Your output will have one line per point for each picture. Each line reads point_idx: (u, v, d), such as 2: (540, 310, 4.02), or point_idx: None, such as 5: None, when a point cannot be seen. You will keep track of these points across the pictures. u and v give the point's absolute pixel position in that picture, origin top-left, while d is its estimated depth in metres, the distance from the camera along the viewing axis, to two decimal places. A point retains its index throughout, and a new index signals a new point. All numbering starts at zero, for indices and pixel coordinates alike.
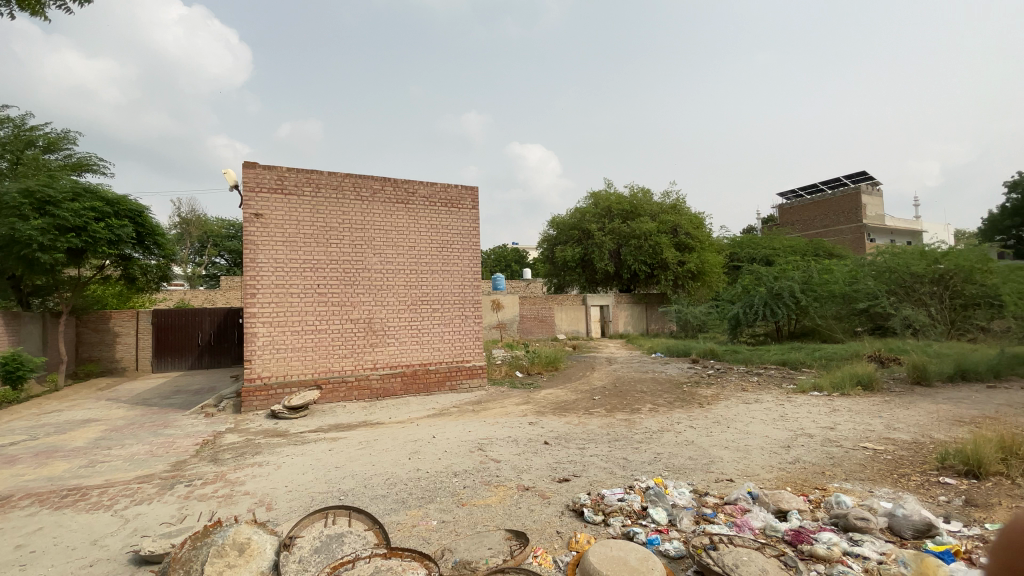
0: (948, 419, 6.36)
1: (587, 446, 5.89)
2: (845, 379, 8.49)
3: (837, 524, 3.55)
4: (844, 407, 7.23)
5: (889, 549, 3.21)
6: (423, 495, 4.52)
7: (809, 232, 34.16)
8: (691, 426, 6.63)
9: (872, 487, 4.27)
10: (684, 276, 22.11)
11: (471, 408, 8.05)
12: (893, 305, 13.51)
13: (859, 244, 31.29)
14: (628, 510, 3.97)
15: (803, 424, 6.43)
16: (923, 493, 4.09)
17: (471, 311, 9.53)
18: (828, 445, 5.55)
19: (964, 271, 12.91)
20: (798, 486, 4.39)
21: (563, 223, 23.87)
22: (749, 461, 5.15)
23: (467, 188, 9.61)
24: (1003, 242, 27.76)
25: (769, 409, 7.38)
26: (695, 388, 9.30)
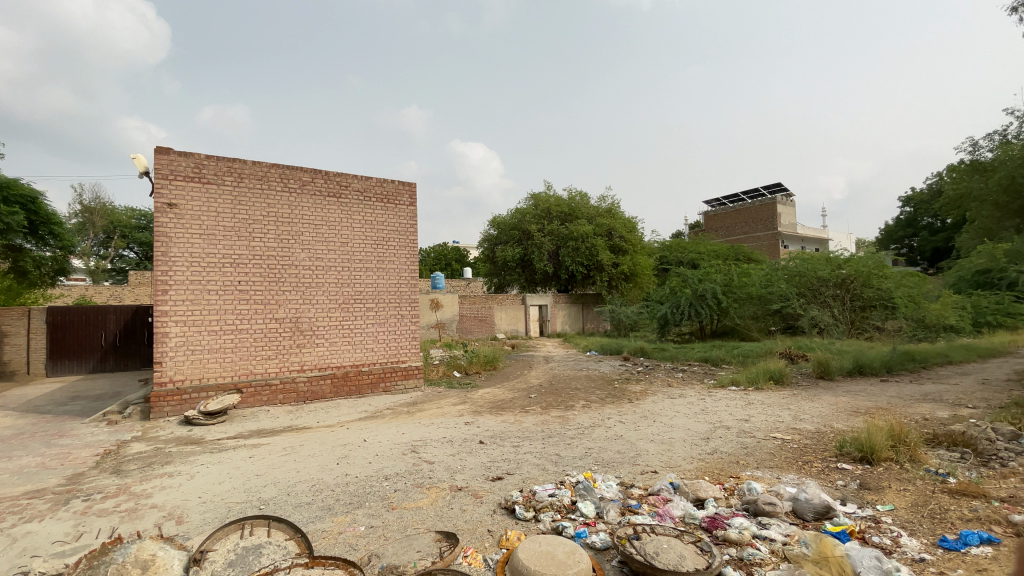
0: (846, 410, 7.03)
1: (521, 444, 5.95)
2: (759, 374, 9.16)
3: (748, 510, 3.81)
4: (758, 401, 7.80)
5: (792, 530, 3.48)
6: (351, 501, 4.36)
7: (732, 238, 36.55)
8: (621, 421, 6.88)
9: (780, 474, 4.62)
10: (617, 277, 22.96)
11: (406, 409, 7.88)
12: (802, 306, 14.75)
13: (774, 250, 33.89)
14: (558, 505, 4.05)
15: (722, 417, 6.86)
16: (824, 479, 4.49)
17: (407, 310, 9.33)
18: (743, 436, 5.95)
19: (862, 277, 14.30)
20: (715, 475, 4.67)
21: (503, 223, 23.99)
22: (673, 453, 5.41)
23: (405, 184, 9.40)
24: (898, 250, 31.12)
25: (692, 403, 7.82)
26: (625, 385, 9.67)
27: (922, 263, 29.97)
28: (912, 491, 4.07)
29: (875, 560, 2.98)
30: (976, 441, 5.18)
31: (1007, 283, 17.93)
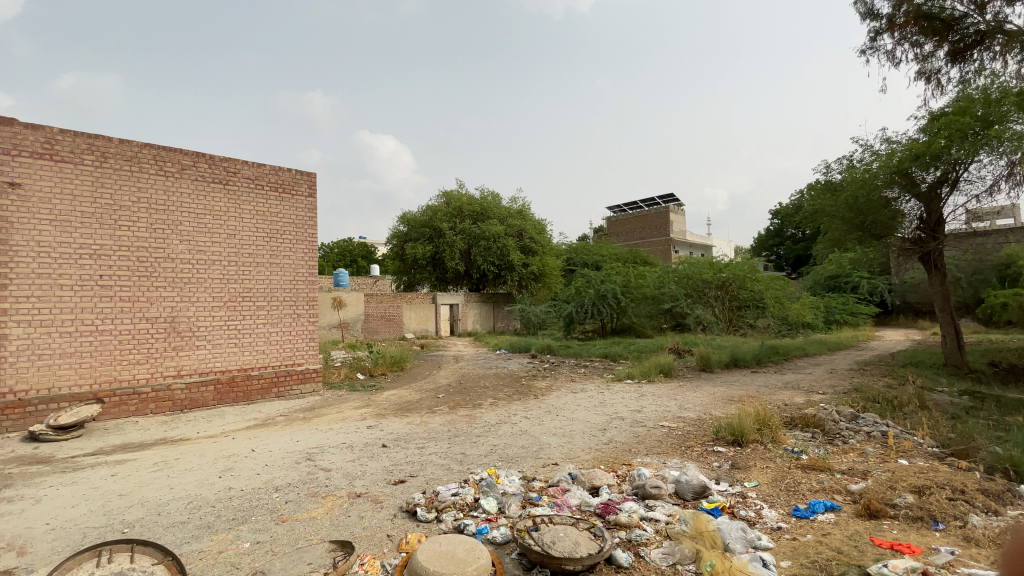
0: (723, 398, 7.83)
1: (426, 445, 5.86)
2: (652, 368, 9.91)
3: (637, 494, 4.11)
4: (649, 393, 8.43)
5: (674, 510, 3.81)
6: (235, 517, 4.00)
7: (631, 243, 39.07)
8: (525, 417, 7.05)
9: (666, 460, 5.02)
10: (527, 277, 23.49)
11: (301, 415, 7.41)
12: (689, 306, 16.21)
13: (667, 254, 36.83)
14: (461, 503, 4.05)
15: (618, 409, 7.31)
16: (703, 461, 4.96)
17: (305, 309, 8.77)
18: (636, 426, 6.38)
19: (738, 280, 16.05)
20: (610, 464, 4.97)
21: (413, 220, 23.44)
22: (572, 445, 5.65)
23: (303, 173, 8.83)
24: (768, 257, 35.29)
25: (592, 397, 8.25)
26: (531, 381, 9.94)
27: (786, 269, 34.26)
28: (773, 468, 4.64)
29: (741, 531, 3.35)
30: (823, 422, 6.04)
31: (850, 286, 21.11)
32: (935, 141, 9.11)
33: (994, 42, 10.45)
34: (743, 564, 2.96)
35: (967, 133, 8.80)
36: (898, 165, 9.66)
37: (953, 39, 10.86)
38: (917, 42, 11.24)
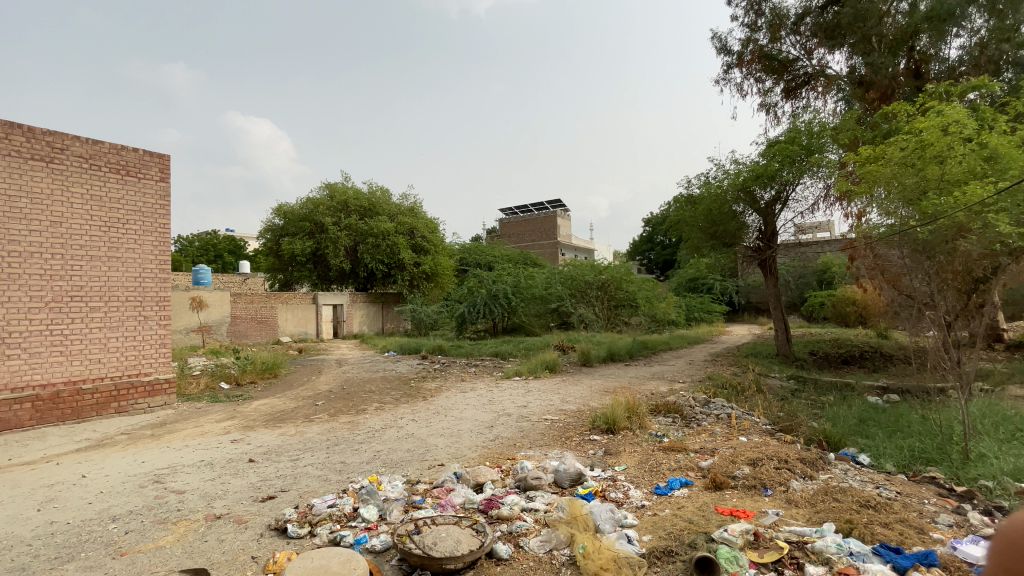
0: (600, 390, 8.42)
1: (301, 456, 5.46)
2: (538, 364, 10.34)
3: (519, 487, 4.25)
4: (535, 388, 8.77)
5: (553, 499, 4.00)
6: (58, 555, 3.37)
7: (522, 244, 40.23)
8: (412, 419, 6.91)
9: (547, 451, 5.27)
10: (418, 277, 23.01)
11: (150, 432, 6.47)
12: (573, 305, 17.13)
13: (555, 257, 38.61)
14: (338, 515, 3.84)
15: (505, 405, 7.49)
16: (580, 450, 5.29)
17: (154, 311, 7.63)
18: (521, 421, 6.60)
19: (616, 281, 17.39)
20: (495, 460, 5.07)
21: (291, 213, 21.69)
22: (459, 444, 5.68)
23: (154, 154, 7.70)
24: (643, 261, 38.59)
25: (480, 395, 8.34)
26: (420, 383, 9.78)
27: (657, 272, 37.81)
28: (640, 452, 5.10)
29: (610, 512, 3.63)
30: (682, 407, 6.79)
31: (706, 287, 24.06)
32: (770, 163, 10.67)
33: (817, 84, 12.52)
34: (612, 542, 3.20)
35: (794, 158, 10.52)
36: (743, 183, 11.21)
37: (787, 78, 12.92)
38: (760, 78, 13.15)
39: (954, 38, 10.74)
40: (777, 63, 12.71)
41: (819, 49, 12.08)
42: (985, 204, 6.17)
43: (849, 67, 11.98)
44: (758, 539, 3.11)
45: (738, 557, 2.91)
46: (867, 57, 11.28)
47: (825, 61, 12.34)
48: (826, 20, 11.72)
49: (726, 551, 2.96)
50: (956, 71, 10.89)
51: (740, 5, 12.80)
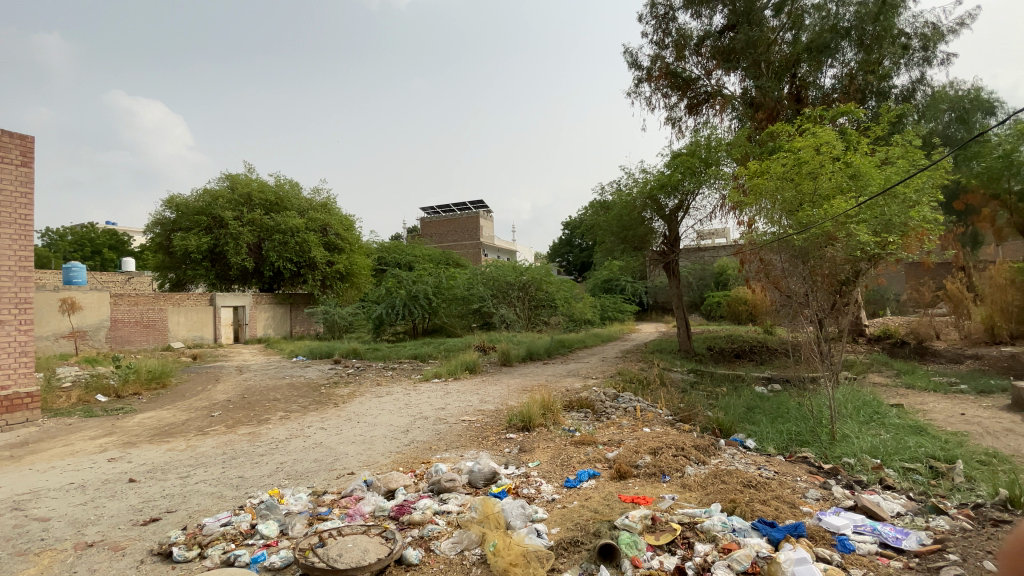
0: (518, 390, 8.55)
1: (193, 473, 4.99)
2: (458, 366, 10.28)
3: (432, 490, 4.20)
4: (453, 390, 8.72)
5: (466, 499, 4.00)
6: None
7: (443, 244, 39.80)
8: (321, 428, 6.58)
9: (462, 453, 5.26)
10: (331, 276, 21.89)
11: (6, 454, 5.57)
12: (495, 305, 17.24)
13: (477, 258, 38.67)
14: (233, 534, 3.56)
15: (422, 409, 7.37)
16: (496, 449, 5.35)
17: (11, 315, 6.56)
18: (438, 423, 6.53)
19: (536, 282, 17.75)
20: (409, 465, 4.97)
21: (184, 205, 19.72)
22: (371, 451, 5.49)
23: (13, 135, 6.65)
24: (562, 262, 39.75)
25: (396, 399, 8.13)
26: (332, 389, 9.33)
27: (575, 273, 39.16)
28: (553, 447, 5.25)
29: (521, 508, 3.70)
30: (594, 402, 7.09)
31: (620, 288, 25.33)
32: (673, 173, 11.50)
33: (715, 102, 13.68)
34: (522, 538, 3.26)
35: (694, 169, 11.43)
36: (650, 192, 11.98)
37: (690, 95, 13.94)
38: (666, 93, 14.09)
39: (828, 68, 12.23)
40: (680, 80, 13.69)
41: (717, 70, 13.22)
42: (849, 216, 7.05)
43: (741, 88, 13.20)
44: (656, 523, 3.33)
45: (637, 542, 3.09)
46: (756, 80, 12.51)
47: (722, 82, 13.52)
48: (723, 45, 12.84)
49: (627, 536, 3.14)
50: (830, 97, 12.39)
51: (649, 24, 13.68)
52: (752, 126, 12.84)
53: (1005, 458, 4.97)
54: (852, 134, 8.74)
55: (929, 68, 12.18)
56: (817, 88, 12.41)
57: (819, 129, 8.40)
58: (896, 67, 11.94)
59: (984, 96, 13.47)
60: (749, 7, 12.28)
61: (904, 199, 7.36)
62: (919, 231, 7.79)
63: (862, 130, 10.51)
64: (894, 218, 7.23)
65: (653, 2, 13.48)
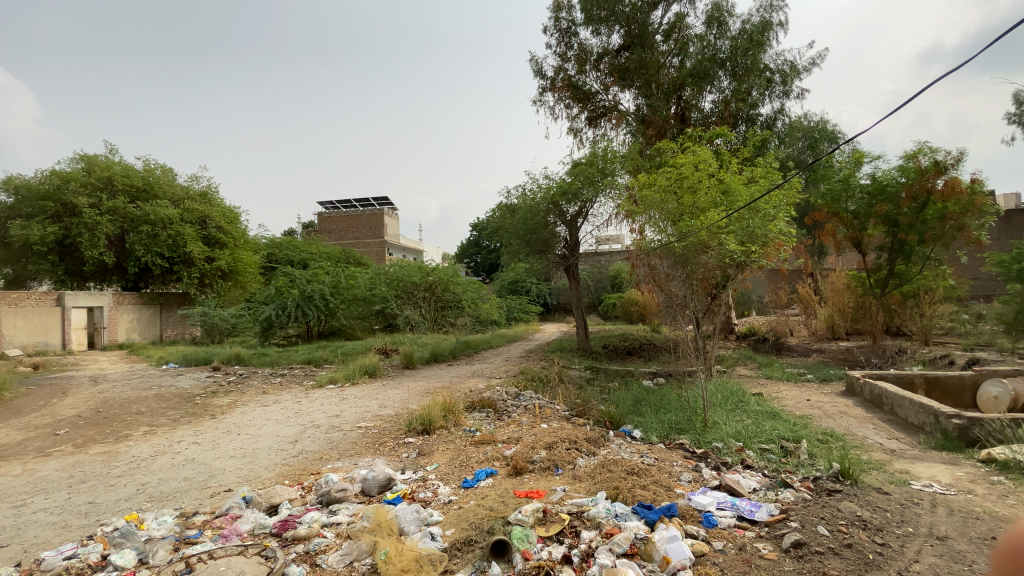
0: (419, 393, 8.39)
1: (28, 501, 4.23)
2: (356, 370, 9.84)
3: (321, 501, 3.98)
4: (350, 395, 8.34)
5: (358, 508, 3.85)
6: None
7: (343, 242, 37.92)
8: (196, 442, 5.94)
9: (357, 460, 5.05)
10: (211, 274, 19.81)
11: None
12: (399, 306, 16.79)
13: (381, 256, 37.42)
14: (77, 569, 3.08)
15: (314, 417, 6.95)
16: (394, 454, 5.22)
17: None
18: (331, 431, 6.20)
19: (443, 283, 17.51)
20: (296, 477, 4.67)
21: (24, 188, 16.66)
22: (254, 465, 5.06)
23: None
24: (470, 263, 39.87)
25: (286, 408, 7.59)
26: (210, 399, 8.44)
27: (483, 275, 39.52)
28: (452, 448, 5.24)
29: (416, 512, 3.63)
30: (495, 402, 7.20)
31: (525, 289, 25.96)
32: (573, 181, 12.11)
33: (612, 117, 14.61)
34: (415, 543, 3.21)
35: (592, 179, 12.12)
36: (553, 198, 12.49)
37: (590, 108, 14.69)
38: (568, 105, 14.75)
39: (708, 94, 13.60)
40: (581, 93, 14.38)
41: (614, 86, 14.11)
42: (720, 227, 7.88)
43: (635, 106, 14.22)
44: (547, 515, 3.45)
45: (528, 535, 3.20)
46: (648, 99, 13.55)
47: (618, 98, 14.46)
48: (619, 63, 13.75)
49: (519, 530, 3.22)
50: (709, 119, 13.77)
51: (553, 36, 14.26)
52: (644, 141, 13.89)
53: (838, 436, 5.88)
54: (726, 154, 9.79)
55: (788, 100, 14.02)
56: (699, 110, 13.73)
57: (699, 148, 9.32)
58: (762, 98, 13.60)
59: (828, 129, 15.82)
60: (642, 31, 13.27)
61: (765, 214, 8.39)
62: (777, 242, 8.93)
63: (734, 151, 11.85)
64: (757, 230, 8.22)
65: (557, 16, 14.10)
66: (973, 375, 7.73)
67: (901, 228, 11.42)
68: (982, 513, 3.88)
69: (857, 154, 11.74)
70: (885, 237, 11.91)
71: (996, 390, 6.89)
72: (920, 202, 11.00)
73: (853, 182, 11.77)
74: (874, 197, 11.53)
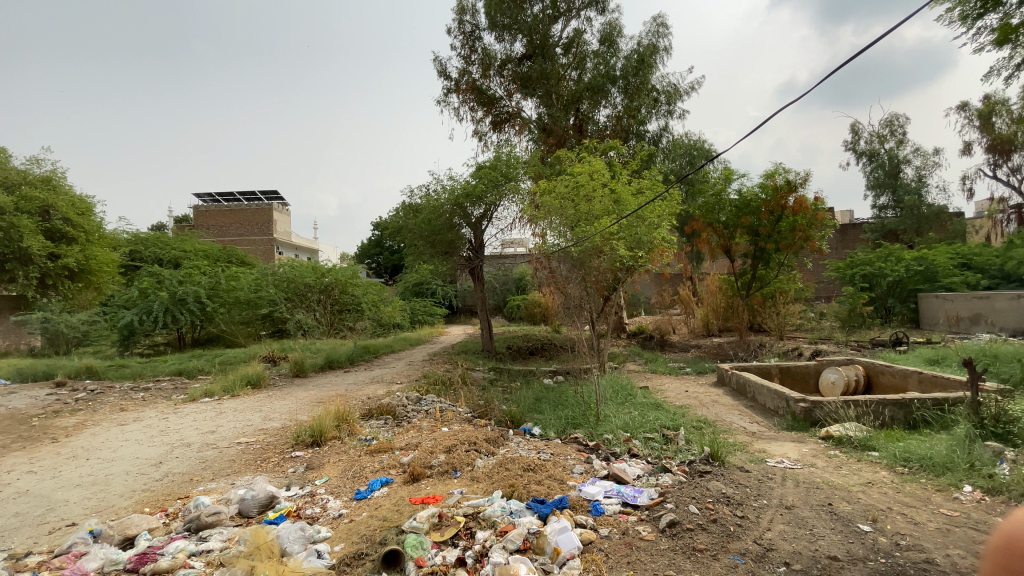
0: (310, 402, 7.86)
1: None
2: (235, 381, 8.97)
3: (189, 529, 3.57)
4: (229, 409, 7.58)
5: (233, 532, 3.51)
6: None
7: (224, 239, 34.40)
8: (29, 472, 5.01)
9: (235, 480, 4.62)
10: (55, 274, 16.82)
11: None
12: (289, 310, 15.68)
13: (270, 255, 34.63)
14: None
15: (185, 434, 6.22)
16: (279, 470, 4.85)
17: None
18: (205, 449, 5.60)
19: (340, 285, 16.61)
20: (160, 503, 4.14)
21: None
22: (106, 494, 4.40)
23: None
24: (370, 263, 38.40)
25: (149, 426, 6.70)
26: (50, 420, 7.16)
27: (385, 275, 38.36)
28: (344, 460, 4.99)
29: (301, 530, 3.40)
30: (394, 408, 6.99)
31: (429, 292, 25.53)
32: (477, 184, 12.20)
33: (515, 123, 14.93)
34: (298, 563, 3.00)
35: (496, 182, 12.32)
36: (457, 200, 12.43)
37: (494, 113, 14.88)
38: (472, 108, 14.81)
39: (603, 108, 14.47)
40: (485, 97, 14.51)
41: (516, 93, 14.46)
42: (611, 233, 8.38)
43: (536, 114, 14.67)
44: (442, 519, 3.43)
45: (423, 542, 3.15)
46: (548, 109, 14.07)
47: (521, 105, 14.84)
48: (521, 71, 14.12)
49: (413, 538, 3.16)
50: (604, 132, 14.64)
51: (456, 38, 14.27)
52: (544, 148, 14.38)
53: (710, 422, 6.55)
54: (617, 165, 10.47)
55: (671, 119, 15.34)
56: (594, 123, 14.53)
57: (594, 158, 9.86)
58: (649, 116, 14.76)
59: (705, 147, 17.61)
60: (544, 42, 13.77)
61: (649, 223, 9.10)
62: (660, 249, 9.75)
63: (625, 162, 12.71)
64: (643, 237, 8.90)
65: (460, 18, 14.13)
66: (816, 364, 9.05)
67: (761, 237, 13.06)
68: (821, 483, 4.56)
69: (727, 172, 13.21)
70: (749, 246, 13.54)
71: (833, 376, 8.15)
72: (777, 215, 12.65)
73: (724, 196, 13.21)
74: (741, 211, 13.05)
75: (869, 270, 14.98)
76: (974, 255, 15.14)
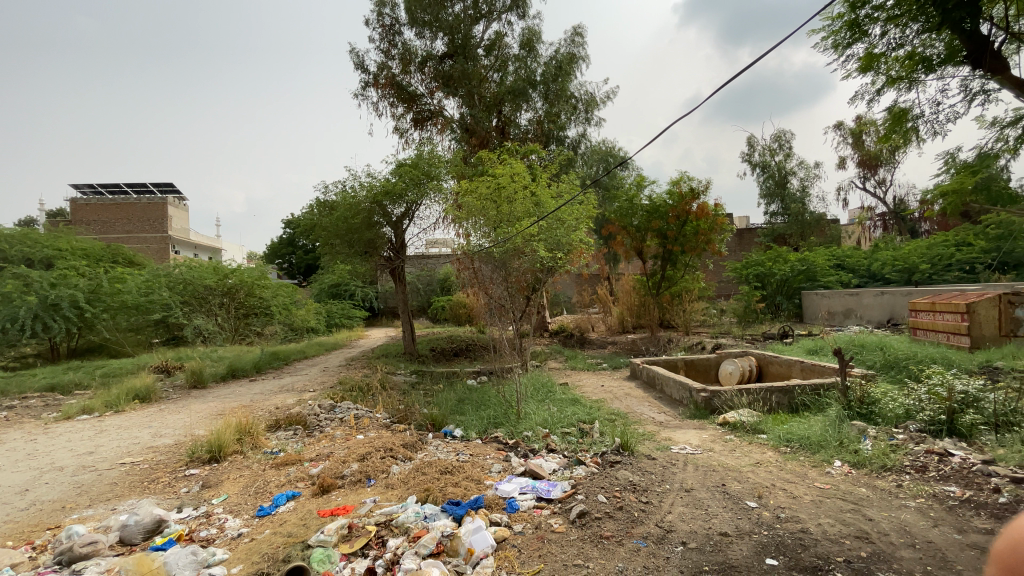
0: (210, 416, 7.24)
1: None
2: (120, 396, 8.04)
3: (60, 562, 3.17)
4: (113, 426, 6.79)
5: (113, 562, 3.16)
6: None
7: (107, 237, 30.62)
8: None
9: (116, 505, 4.15)
10: None
11: None
12: (186, 314, 14.37)
13: (164, 254, 31.39)
14: None
15: (56, 457, 5.47)
16: (169, 491, 4.43)
17: None
18: (81, 473, 4.98)
19: (246, 287, 15.27)
20: (23, 536, 3.62)
21: None
22: None
23: None
24: (282, 264, 36.09)
25: (10, 450, 5.81)
26: None
27: (298, 276, 36.28)
28: (247, 475, 4.67)
29: (193, 555, 3.13)
30: (305, 417, 6.65)
31: (348, 294, 24.48)
32: (398, 182, 11.92)
33: (437, 122, 14.78)
34: None
35: (417, 181, 12.12)
36: (375, 197, 12.03)
37: (415, 110, 14.59)
38: (392, 103, 14.42)
39: (524, 112, 14.72)
40: (406, 93, 14.21)
41: (438, 91, 14.33)
42: (532, 235, 8.53)
43: (459, 113, 14.62)
44: (352, 530, 3.33)
45: (331, 555, 3.05)
46: (471, 109, 14.10)
47: (443, 104, 14.71)
48: (443, 70, 14.02)
49: (319, 553, 3.05)
50: (525, 135, 14.92)
51: (375, 30, 13.85)
52: (466, 148, 14.38)
53: (622, 415, 6.92)
54: (537, 168, 10.71)
55: (589, 127, 15.97)
56: (516, 126, 14.78)
57: (515, 160, 10.02)
58: (568, 121, 15.27)
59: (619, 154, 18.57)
60: (465, 42, 13.80)
61: (568, 226, 9.41)
62: (579, 250, 10.10)
63: (546, 166, 13.07)
64: (562, 239, 9.23)
65: (380, 10, 13.74)
66: (716, 356, 9.86)
67: (669, 240, 13.98)
68: (717, 466, 5.00)
69: (639, 177, 14.01)
70: (658, 248, 14.43)
71: (731, 367, 8.94)
72: (682, 220, 13.60)
73: (636, 201, 13.94)
74: (651, 215, 13.89)
75: (761, 270, 16.61)
76: (846, 257, 17.30)
